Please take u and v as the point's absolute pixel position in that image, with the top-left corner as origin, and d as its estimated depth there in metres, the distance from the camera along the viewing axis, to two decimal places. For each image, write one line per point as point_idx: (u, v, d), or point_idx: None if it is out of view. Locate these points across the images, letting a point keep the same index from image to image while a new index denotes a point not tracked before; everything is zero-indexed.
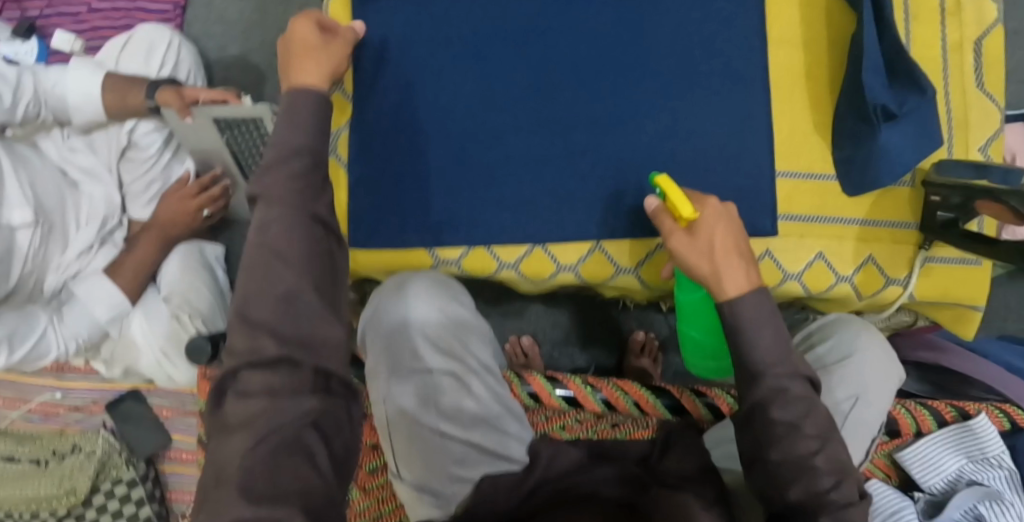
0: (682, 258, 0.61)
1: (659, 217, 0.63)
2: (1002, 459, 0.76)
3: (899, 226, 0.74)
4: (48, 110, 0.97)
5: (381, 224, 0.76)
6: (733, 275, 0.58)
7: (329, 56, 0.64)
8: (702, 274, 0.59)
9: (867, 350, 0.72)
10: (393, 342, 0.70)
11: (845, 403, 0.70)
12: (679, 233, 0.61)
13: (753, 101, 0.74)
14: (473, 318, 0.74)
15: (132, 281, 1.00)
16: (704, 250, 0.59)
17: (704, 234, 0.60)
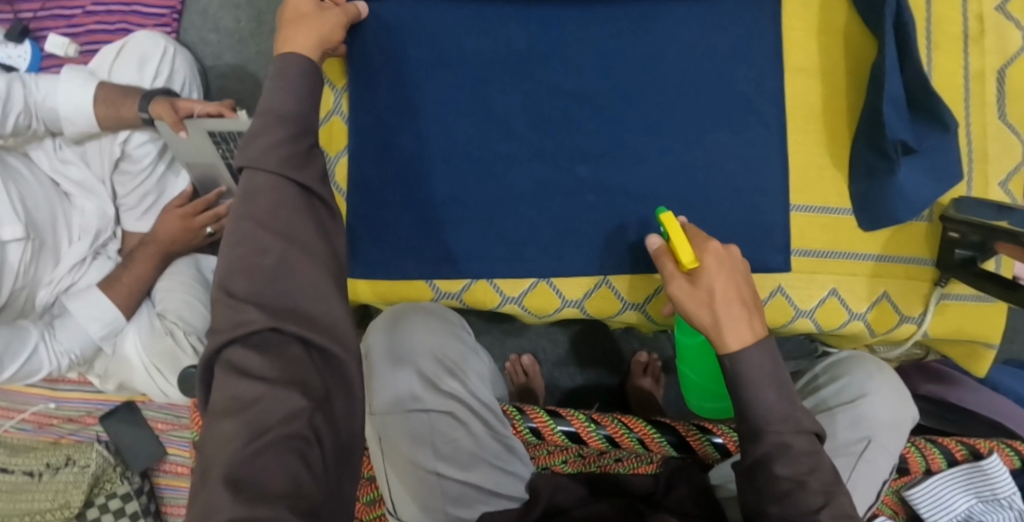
0: (684, 306, 0.58)
1: (661, 259, 0.62)
2: (1013, 501, 0.74)
3: (916, 262, 0.72)
4: (40, 121, 0.94)
5: (382, 254, 0.74)
6: (735, 330, 0.55)
7: (323, 23, 0.64)
8: (701, 322, 0.57)
9: (875, 389, 0.71)
10: (391, 378, 0.68)
11: (856, 444, 0.68)
12: (679, 278, 0.59)
13: (766, 132, 0.72)
14: (471, 352, 0.73)
15: (126, 296, 0.97)
16: (704, 299, 0.57)
17: (705, 285, 0.57)
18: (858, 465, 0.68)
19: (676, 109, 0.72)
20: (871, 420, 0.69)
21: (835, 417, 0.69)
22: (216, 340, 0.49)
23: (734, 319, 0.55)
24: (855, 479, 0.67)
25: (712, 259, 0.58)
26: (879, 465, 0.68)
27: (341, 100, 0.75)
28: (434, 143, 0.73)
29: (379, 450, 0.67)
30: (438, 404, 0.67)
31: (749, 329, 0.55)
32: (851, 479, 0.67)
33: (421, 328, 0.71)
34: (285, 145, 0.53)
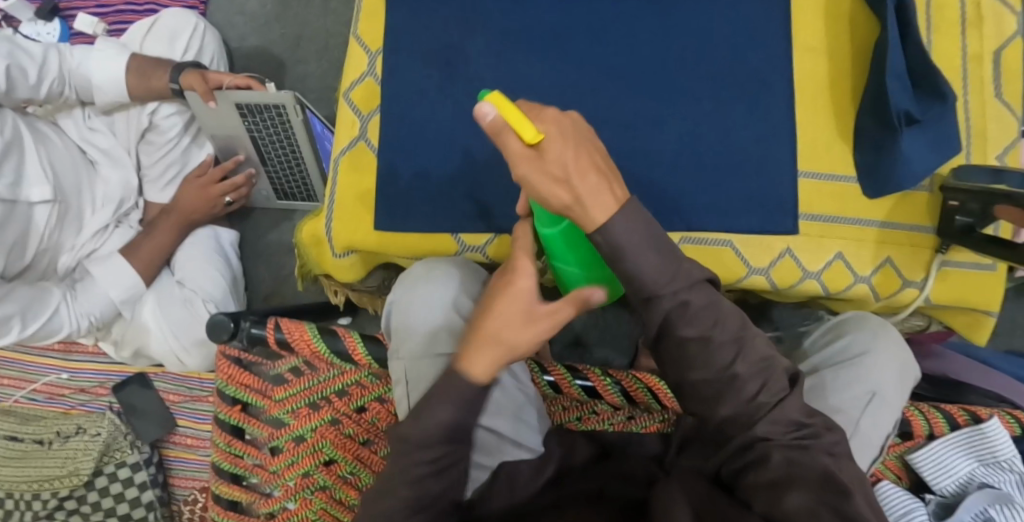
0: (534, 183, 0.52)
1: (499, 137, 0.52)
2: (1014, 463, 0.76)
3: (918, 231, 0.75)
4: (72, 89, 0.97)
5: (409, 209, 0.74)
6: (597, 203, 0.53)
7: (518, 337, 0.53)
8: (562, 201, 0.53)
9: (879, 350, 0.73)
10: (427, 325, 0.68)
11: (862, 400, 0.71)
12: (527, 160, 0.52)
13: (776, 104, 0.74)
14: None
15: (147, 264, 0.99)
16: (559, 175, 0.52)
17: (556, 159, 0.52)
18: (863, 420, 0.71)
19: (693, 81, 0.74)
20: (874, 378, 0.72)
21: (841, 377, 0.73)
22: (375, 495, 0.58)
23: (595, 191, 0.53)
24: (859, 434, 0.70)
25: (551, 129, 0.52)
26: (884, 418, 0.71)
27: (376, 62, 0.77)
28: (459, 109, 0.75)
29: (405, 394, 0.68)
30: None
31: (605, 203, 0.54)
32: (855, 433, 0.70)
33: (456, 277, 0.70)
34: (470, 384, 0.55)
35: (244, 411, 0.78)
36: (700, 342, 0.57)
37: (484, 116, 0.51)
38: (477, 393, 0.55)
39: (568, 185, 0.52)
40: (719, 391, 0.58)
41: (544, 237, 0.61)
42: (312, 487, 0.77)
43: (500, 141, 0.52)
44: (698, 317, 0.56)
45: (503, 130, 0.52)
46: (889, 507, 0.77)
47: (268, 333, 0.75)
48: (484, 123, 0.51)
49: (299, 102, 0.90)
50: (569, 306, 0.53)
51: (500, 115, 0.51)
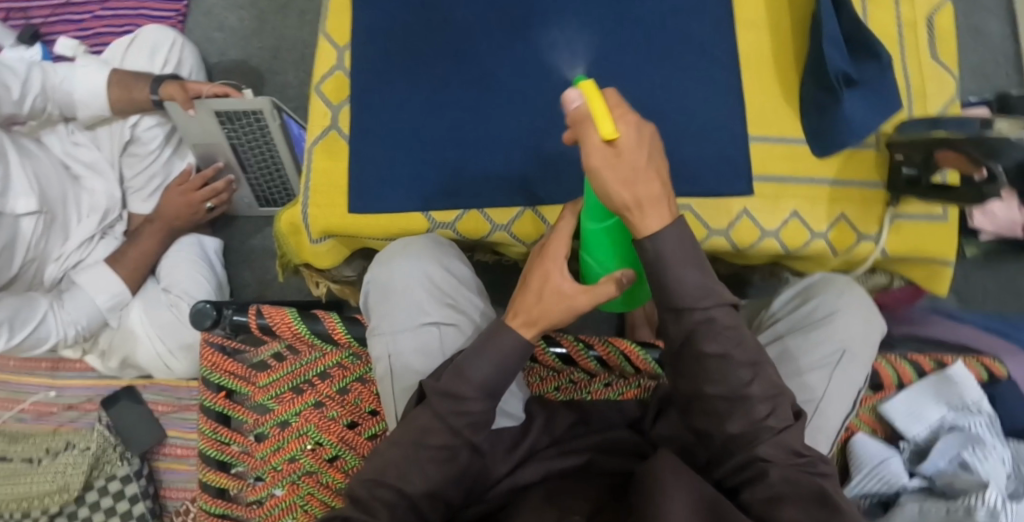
0: (602, 177, 0.54)
1: (580, 126, 0.54)
2: (981, 405, 0.78)
3: (869, 187, 0.79)
4: (55, 105, 1.00)
5: (383, 190, 0.76)
6: (653, 211, 0.55)
7: (554, 311, 0.61)
8: (622, 202, 0.55)
9: (852, 309, 0.75)
10: (406, 298, 0.70)
11: (831, 362, 0.73)
12: (602, 153, 0.54)
13: (725, 74, 0.78)
14: (476, 277, 0.75)
15: (133, 271, 1.03)
16: (627, 175, 0.54)
17: (629, 160, 0.54)
18: (828, 386, 0.73)
19: (646, 55, 0.78)
20: (847, 337, 0.73)
21: (808, 342, 0.74)
22: (391, 454, 0.63)
23: (655, 201, 0.55)
24: (824, 403, 0.72)
25: (629, 127, 0.54)
26: (853, 377, 0.73)
27: (343, 55, 0.80)
28: (424, 92, 0.77)
29: (387, 369, 0.69)
30: (449, 322, 0.69)
31: (659, 214, 0.55)
32: (825, 394, 0.72)
33: (432, 251, 0.72)
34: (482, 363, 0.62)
35: (228, 398, 0.80)
36: (719, 360, 0.58)
37: (570, 103, 0.54)
38: (490, 381, 0.62)
39: (631, 188, 0.54)
40: (729, 409, 0.59)
41: (589, 230, 0.66)
42: (299, 472, 0.78)
43: (580, 132, 0.54)
44: (723, 335, 0.58)
45: (585, 120, 0.54)
46: (863, 459, 0.78)
47: (251, 319, 0.77)
48: (569, 107, 0.54)
49: (276, 107, 0.93)
50: (605, 285, 0.61)
51: (584, 107, 0.53)
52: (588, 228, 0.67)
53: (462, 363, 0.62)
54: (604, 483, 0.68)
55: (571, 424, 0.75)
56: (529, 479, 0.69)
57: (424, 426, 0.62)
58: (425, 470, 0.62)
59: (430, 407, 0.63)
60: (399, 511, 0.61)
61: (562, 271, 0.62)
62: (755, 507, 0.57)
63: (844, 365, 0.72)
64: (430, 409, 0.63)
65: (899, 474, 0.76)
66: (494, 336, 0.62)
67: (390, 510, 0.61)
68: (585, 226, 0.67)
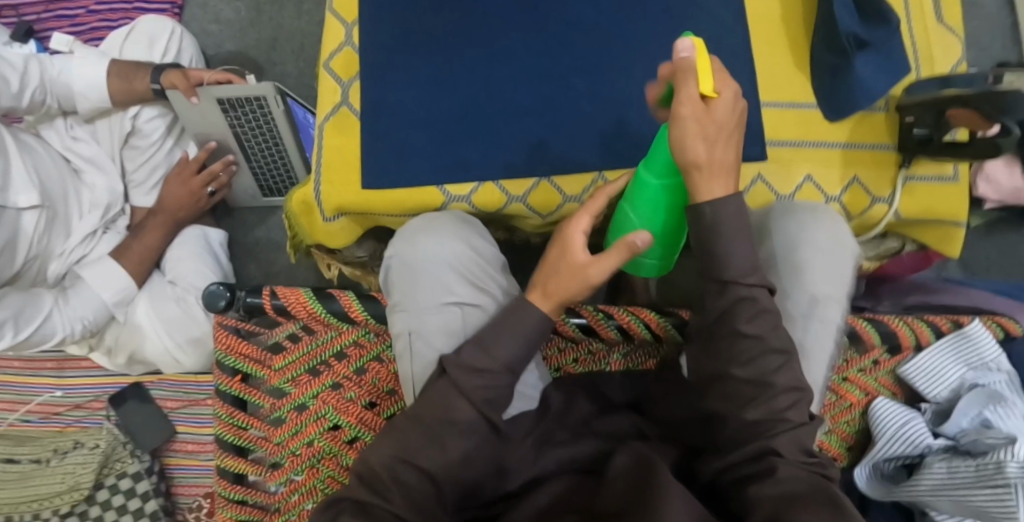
0: (685, 125, 0.57)
1: (682, 74, 0.56)
2: (1000, 363, 0.79)
3: (880, 149, 0.78)
4: (53, 98, 0.99)
5: (395, 165, 0.75)
6: (719, 178, 0.58)
7: (569, 280, 0.62)
8: (695, 157, 0.57)
9: (817, 242, 0.70)
10: (431, 275, 0.68)
11: (806, 312, 0.69)
12: (695, 105, 0.56)
13: (734, 41, 0.77)
14: (501, 257, 0.73)
15: (138, 265, 1.01)
16: (711, 130, 0.57)
17: (715, 117, 0.57)
18: (812, 340, 0.69)
19: (655, 23, 0.77)
20: (818, 283, 0.69)
21: (787, 293, 0.69)
22: (415, 431, 0.62)
23: (723, 168, 0.58)
24: (812, 362, 0.70)
25: (726, 93, 0.57)
26: (831, 320, 0.70)
27: (352, 33, 0.79)
28: (433, 66, 0.76)
29: (407, 344, 0.68)
30: (474, 302, 0.68)
31: (724, 184, 0.59)
32: (806, 342, 0.69)
33: (458, 229, 0.71)
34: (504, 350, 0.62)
35: (244, 382, 0.78)
36: (754, 340, 0.59)
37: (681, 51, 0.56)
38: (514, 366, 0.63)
39: (710, 148, 0.57)
40: (755, 393, 0.59)
41: (647, 184, 0.64)
42: (318, 455, 0.78)
43: (680, 81, 0.56)
44: (759, 317, 0.59)
45: (688, 72, 0.56)
46: (885, 422, 0.78)
47: (265, 301, 0.77)
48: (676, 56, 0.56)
49: (280, 93, 0.94)
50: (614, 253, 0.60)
51: (693, 58, 0.56)
52: (645, 182, 0.65)
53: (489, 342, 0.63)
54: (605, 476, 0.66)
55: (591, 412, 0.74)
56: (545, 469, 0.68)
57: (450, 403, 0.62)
58: (448, 446, 0.61)
59: (451, 381, 0.63)
60: (419, 491, 0.61)
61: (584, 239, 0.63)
62: (762, 503, 0.55)
63: (820, 312, 0.68)
64: (453, 385, 0.62)
65: (924, 434, 0.76)
66: (518, 314, 0.63)
67: (410, 489, 0.61)
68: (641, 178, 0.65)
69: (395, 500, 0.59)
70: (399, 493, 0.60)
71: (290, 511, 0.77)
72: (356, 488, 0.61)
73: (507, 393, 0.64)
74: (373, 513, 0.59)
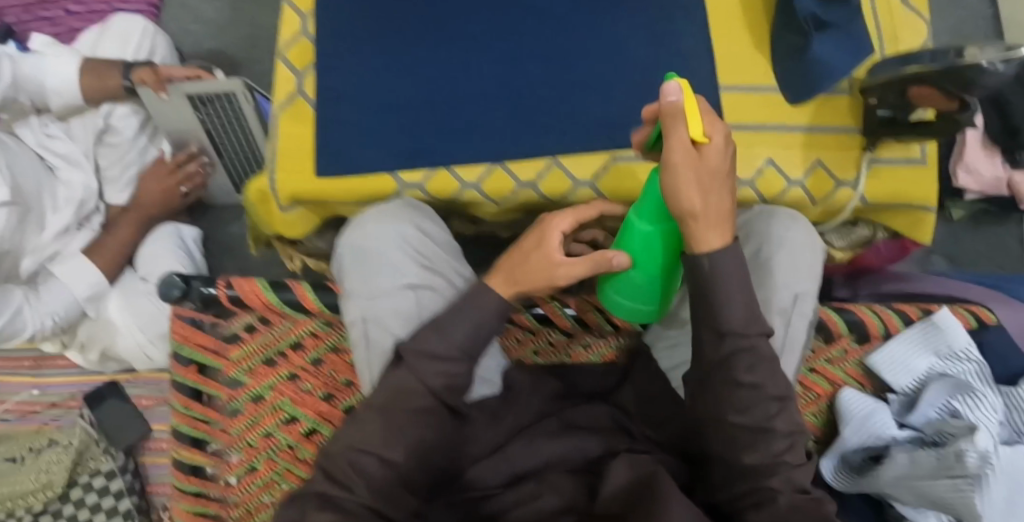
0: (678, 176, 0.51)
1: (670, 121, 0.50)
2: (971, 353, 0.77)
3: (844, 132, 0.77)
4: (25, 95, 0.99)
5: (350, 153, 0.75)
6: (716, 228, 0.54)
7: (534, 280, 0.61)
8: (690, 207, 0.53)
9: (795, 241, 0.71)
10: (381, 259, 0.68)
11: (786, 307, 0.70)
12: (687, 154, 0.51)
13: (692, 25, 0.77)
14: (453, 243, 0.74)
15: (110, 261, 1.02)
16: (704, 180, 0.52)
17: (709, 163, 0.51)
18: (789, 332, 0.71)
19: (612, 9, 0.77)
20: (798, 280, 0.70)
21: (767, 289, 0.70)
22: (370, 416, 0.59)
23: (719, 218, 0.54)
24: (786, 352, 0.71)
25: (719, 136, 0.52)
26: (805, 316, 0.71)
27: (308, 22, 0.78)
28: (389, 55, 0.76)
29: (362, 332, 0.67)
30: (426, 284, 0.68)
31: (723, 233, 0.54)
32: (785, 338, 0.71)
33: (405, 213, 0.70)
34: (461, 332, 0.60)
35: (200, 373, 0.78)
36: (753, 389, 0.55)
37: (667, 95, 0.49)
38: (468, 349, 0.60)
39: (705, 197, 0.52)
40: (751, 440, 0.55)
41: (638, 231, 0.60)
42: (276, 447, 0.77)
43: (667, 126, 0.51)
44: (759, 363, 0.55)
45: (676, 116, 0.50)
46: (850, 411, 0.77)
47: (219, 291, 0.74)
48: (662, 101, 0.50)
49: (249, 88, 0.93)
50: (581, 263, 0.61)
51: (682, 102, 0.50)
52: (634, 227, 0.61)
53: (444, 322, 0.60)
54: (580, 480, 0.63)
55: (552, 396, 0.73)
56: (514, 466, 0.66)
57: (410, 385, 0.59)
58: (406, 437, 0.58)
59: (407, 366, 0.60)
60: (381, 479, 0.58)
61: (557, 236, 0.62)
62: None
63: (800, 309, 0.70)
64: (410, 369, 0.59)
65: (887, 424, 0.75)
66: (475, 297, 0.61)
67: (369, 482, 0.57)
68: (633, 226, 0.61)
69: (362, 491, 0.57)
70: (367, 487, 0.57)
71: (248, 503, 0.78)
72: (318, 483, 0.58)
73: (466, 381, 0.60)
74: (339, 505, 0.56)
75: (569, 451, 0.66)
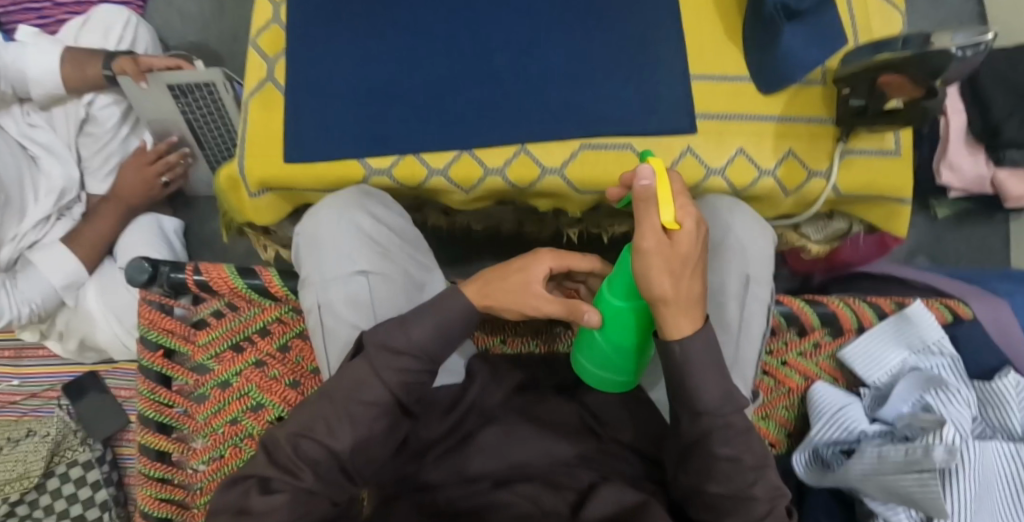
0: (650, 261, 0.53)
1: (643, 204, 0.53)
2: (943, 346, 0.76)
3: (815, 122, 0.76)
4: (7, 84, 1.00)
5: (318, 139, 0.75)
6: (685, 314, 0.56)
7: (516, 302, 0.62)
8: (661, 292, 0.54)
9: (744, 230, 0.73)
10: (336, 246, 0.69)
11: (740, 292, 0.73)
12: (659, 239, 0.53)
13: (664, 13, 0.76)
14: (413, 230, 0.75)
15: (90, 249, 1.03)
16: (676, 266, 0.53)
17: (680, 248, 0.53)
18: (744, 318, 0.73)
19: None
20: (748, 264, 0.73)
21: (719, 275, 0.73)
22: (333, 406, 0.60)
23: (688, 308, 0.56)
24: (741, 341, 0.73)
25: (690, 221, 0.54)
26: (759, 299, 0.73)
27: (280, 9, 0.79)
28: (358, 42, 0.76)
29: (319, 318, 0.69)
30: (380, 271, 0.69)
31: (690, 320, 0.57)
32: (744, 325, 0.73)
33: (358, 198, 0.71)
34: (426, 331, 0.61)
35: (168, 358, 0.79)
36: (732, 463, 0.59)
37: (640, 180, 0.53)
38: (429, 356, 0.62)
39: (675, 282, 0.54)
40: (734, 507, 0.60)
41: (608, 304, 0.59)
42: (240, 435, 0.77)
43: (642, 209, 0.53)
44: (738, 440, 0.59)
45: (649, 200, 0.53)
46: (822, 407, 0.76)
47: (187, 276, 0.76)
48: (637, 185, 0.53)
49: (229, 78, 0.93)
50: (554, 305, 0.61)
51: (654, 185, 0.53)
52: (607, 301, 0.60)
53: (408, 319, 0.62)
54: (557, 489, 0.67)
55: (513, 389, 0.75)
56: (478, 470, 0.69)
57: (370, 377, 0.60)
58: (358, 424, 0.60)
59: (367, 359, 0.61)
60: (325, 468, 0.60)
61: (543, 272, 0.62)
62: None
63: (752, 293, 0.72)
64: (367, 362, 0.61)
65: (858, 420, 0.74)
66: (444, 301, 0.63)
67: (315, 468, 0.59)
68: (605, 297, 0.60)
69: (305, 476, 0.59)
70: (310, 471, 0.59)
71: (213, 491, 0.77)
72: (261, 465, 0.60)
73: (425, 381, 0.62)
74: (274, 488, 0.58)
75: (537, 455, 0.70)
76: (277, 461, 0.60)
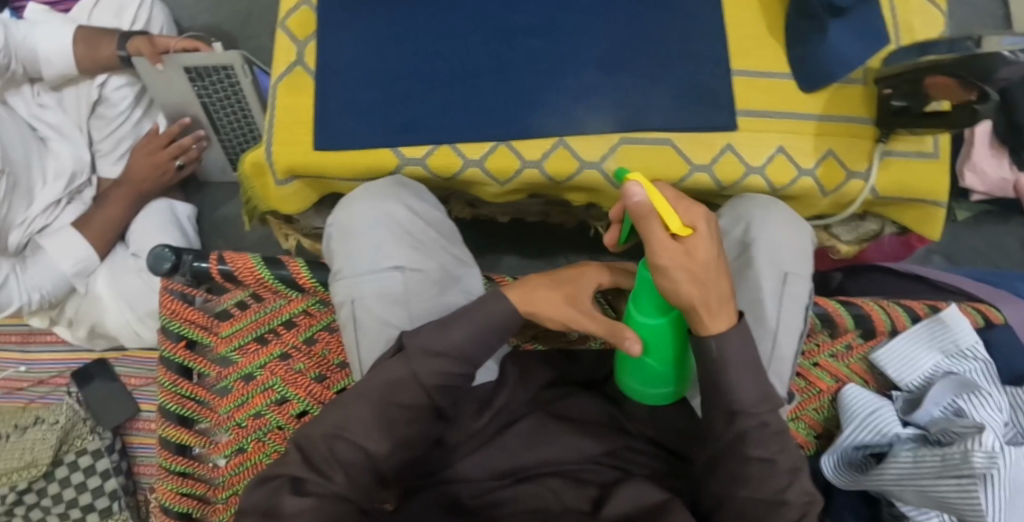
0: (673, 276, 0.51)
1: (642, 222, 0.51)
2: (977, 350, 0.75)
3: (855, 121, 0.75)
4: (18, 63, 0.97)
5: (348, 126, 0.72)
6: (718, 315, 0.54)
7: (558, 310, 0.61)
8: (692, 299, 0.52)
9: (780, 226, 0.71)
10: (369, 238, 0.68)
11: (777, 288, 0.70)
12: (670, 251, 0.51)
13: (701, 7, 0.75)
14: (448, 223, 0.73)
15: (100, 235, 1.00)
16: (698, 273, 0.51)
17: (697, 255, 0.51)
18: (782, 315, 0.71)
19: None
20: (785, 259, 0.71)
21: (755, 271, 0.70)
22: (368, 406, 0.59)
23: (720, 306, 0.54)
24: (779, 335, 0.70)
25: (698, 222, 0.52)
26: (797, 296, 0.71)
27: None
28: (390, 29, 0.74)
29: (351, 313, 0.67)
30: (415, 266, 0.67)
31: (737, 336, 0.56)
32: (780, 325, 0.70)
33: (397, 194, 0.70)
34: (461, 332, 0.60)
35: (189, 349, 0.76)
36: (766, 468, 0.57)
37: (632, 199, 0.50)
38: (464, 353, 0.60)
39: (703, 290, 0.52)
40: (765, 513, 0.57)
41: (638, 323, 0.58)
42: (265, 428, 0.76)
43: (642, 228, 0.51)
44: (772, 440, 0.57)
45: (647, 216, 0.51)
46: (854, 408, 0.75)
47: (212, 265, 0.74)
48: (630, 206, 0.51)
49: (248, 61, 0.90)
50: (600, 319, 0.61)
51: (647, 200, 0.51)
52: (636, 321, 0.59)
53: (447, 322, 0.61)
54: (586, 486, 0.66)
55: (544, 383, 0.74)
56: (506, 464, 0.68)
57: (406, 377, 0.59)
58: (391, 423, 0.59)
59: (405, 358, 0.60)
60: (360, 472, 0.59)
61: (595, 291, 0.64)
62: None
63: (789, 289, 0.70)
64: (405, 361, 0.59)
65: (892, 423, 0.73)
66: (485, 304, 0.62)
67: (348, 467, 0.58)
68: (635, 318, 0.59)
69: (337, 477, 0.58)
70: (342, 472, 0.58)
71: (234, 486, 0.76)
72: (293, 464, 0.59)
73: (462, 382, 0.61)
74: (307, 490, 0.57)
75: (564, 451, 0.69)
76: (310, 460, 0.59)
